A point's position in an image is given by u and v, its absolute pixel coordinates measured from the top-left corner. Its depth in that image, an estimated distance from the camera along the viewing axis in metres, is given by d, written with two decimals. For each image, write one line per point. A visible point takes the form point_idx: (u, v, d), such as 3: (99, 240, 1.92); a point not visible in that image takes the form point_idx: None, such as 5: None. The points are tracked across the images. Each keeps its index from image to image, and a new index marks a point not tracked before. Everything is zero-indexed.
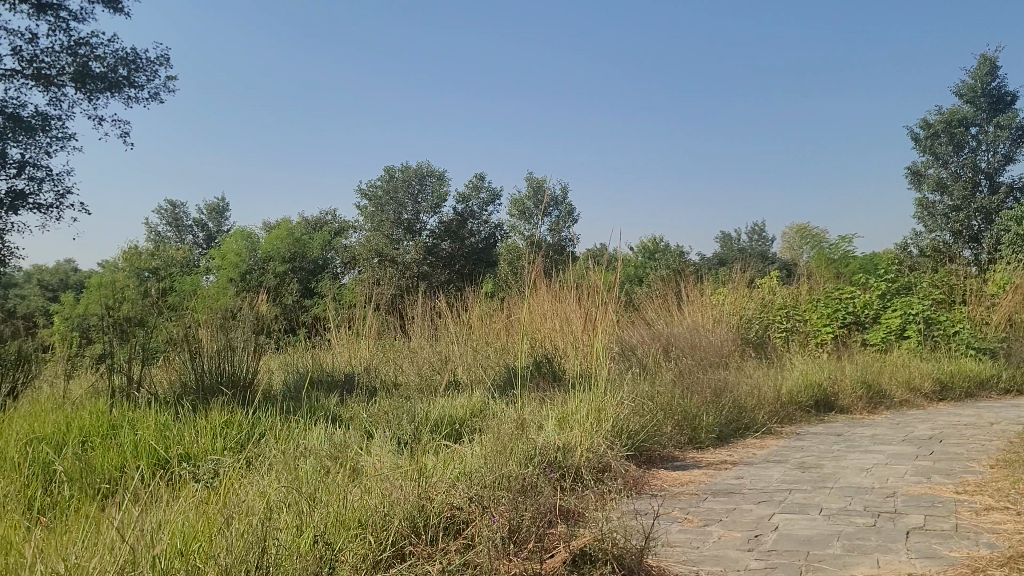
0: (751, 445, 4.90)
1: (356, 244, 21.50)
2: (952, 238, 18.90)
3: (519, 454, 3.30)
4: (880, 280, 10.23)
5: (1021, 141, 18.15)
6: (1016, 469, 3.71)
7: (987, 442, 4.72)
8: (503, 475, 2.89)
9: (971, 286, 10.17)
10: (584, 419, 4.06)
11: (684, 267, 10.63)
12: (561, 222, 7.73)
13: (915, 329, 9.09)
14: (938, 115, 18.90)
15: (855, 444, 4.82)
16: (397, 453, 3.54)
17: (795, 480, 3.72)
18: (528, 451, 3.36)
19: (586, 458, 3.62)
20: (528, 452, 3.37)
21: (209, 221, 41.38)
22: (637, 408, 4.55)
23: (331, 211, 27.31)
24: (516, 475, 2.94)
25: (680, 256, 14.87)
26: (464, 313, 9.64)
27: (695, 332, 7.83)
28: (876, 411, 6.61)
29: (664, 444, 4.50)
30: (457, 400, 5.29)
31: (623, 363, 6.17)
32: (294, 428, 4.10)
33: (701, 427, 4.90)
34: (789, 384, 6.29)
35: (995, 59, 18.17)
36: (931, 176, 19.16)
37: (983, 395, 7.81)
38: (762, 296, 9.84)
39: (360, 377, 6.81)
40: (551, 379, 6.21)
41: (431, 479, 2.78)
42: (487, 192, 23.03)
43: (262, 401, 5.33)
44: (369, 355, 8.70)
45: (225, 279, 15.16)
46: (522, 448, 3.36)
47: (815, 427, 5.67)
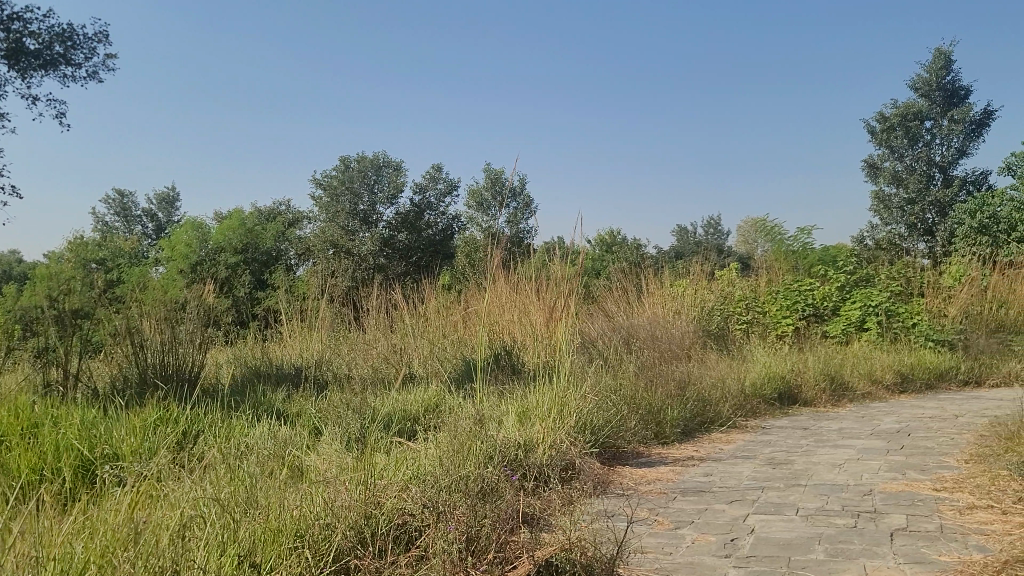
0: (717, 440, 4.74)
1: (310, 235, 21.08)
2: (906, 231, 19.19)
3: (476, 450, 3.09)
4: (839, 272, 10.18)
5: (974, 135, 18.37)
6: (993, 463, 3.58)
7: (957, 435, 4.61)
8: (460, 477, 2.67)
9: (930, 278, 10.16)
10: (546, 414, 3.85)
11: (643, 259, 10.49)
12: (519, 212, 7.52)
13: (875, 322, 9.02)
14: (893, 108, 19.04)
15: (823, 438, 4.69)
16: (345, 451, 3.31)
17: (767, 478, 3.55)
18: (485, 446, 3.16)
19: (548, 456, 3.42)
20: (486, 448, 3.17)
21: (158, 212, 40.43)
22: (602, 403, 4.36)
23: (286, 202, 26.83)
24: (474, 477, 2.72)
25: (639, 248, 14.76)
26: (421, 304, 9.39)
27: (657, 324, 7.67)
28: (839, 404, 6.51)
29: (629, 439, 4.32)
30: (411, 395, 5.05)
31: (585, 356, 5.97)
32: (235, 426, 3.84)
33: (666, 420, 4.73)
34: (753, 376, 6.16)
35: (950, 53, 18.36)
36: (886, 169, 19.33)
37: (943, 387, 7.77)
38: (723, 288, 9.73)
39: (312, 371, 6.54)
40: (509, 372, 5.97)
41: (380, 482, 2.56)
42: (444, 182, 22.76)
43: (207, 396, 5.04)
44: (321, 347, 8.41)
45: (174, 270, 14.69)
46: (480, 445, 3.16)
47: (781, 421, 5.53)
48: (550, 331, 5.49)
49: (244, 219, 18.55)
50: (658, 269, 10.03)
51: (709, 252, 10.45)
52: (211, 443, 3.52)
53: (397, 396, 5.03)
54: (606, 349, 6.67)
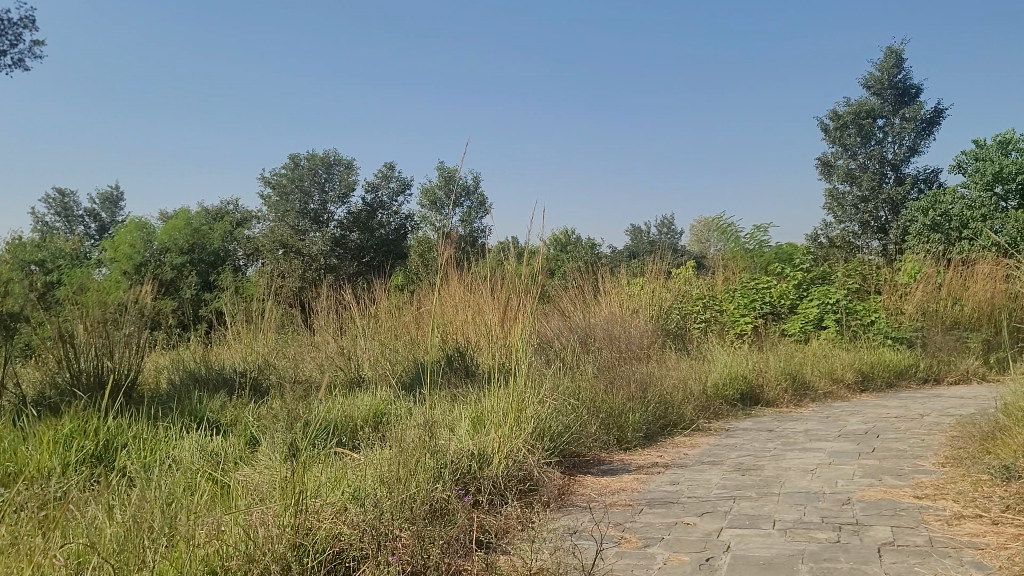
0: (681, 444, 4.52)
1: (259, 235, 20.53)
2: (860, 229, 19.33)
3: (422, 460, 2.84)
4: (796, 270, 10.07)
5: (926, 133, 18.54)
6: (972, 467, 3.41)
7: (926, 435, 4.45)
8: (406, 498, 2.41)
9: (886, 275, 10.12)
10: (502, 420, 3.58)
11: (600, 257, 10.28)
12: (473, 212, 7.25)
13: (833, 319, 8.93)
14: (846, 106, 19.15)
15: (790, 440, 4.49)
16: (280, 465, 3.04)
17: (737, 486, 3.33)
18: (434, 455, 2.91)
19: (504, 468, 3.17)
20: (435, 457, 2.92)
21: (101, 211, 39.30)
22: (560, 407, 4.12)
23: (233, 200, 26.19)
24: (421, 497, 2.46)
25: (595, 247, 14.56)
26: (373, 305, 9.06)
27: (615, 323, 7.46)
28: (802, 405, 6.34)
29: (589, 445, 4.08)
30: (358, 401, 4.76)
31: (541, 358, 5.73)
32: (165, 440, 3.52)
33: (628, 425, 4.48)
34: (715, 376, 5.96)
35: (901, 52, 18.53)
36: (840, 167, 19.44)
37: (903, 386, 7.67)
38: (680, 286, 9.53)
39: (256, 376, 6.21)
40: (460, 374, 5.72)
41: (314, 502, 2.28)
42: (396, 181, 22.34)
43: (139, 404, 4.70)
44: (268, 349, 8.05)
45: (116, 272, 14.14)
46: (428, 454, 2.90)
47: (744, 423, 5.34)
48: (503, 331, 5.25)
49: (189, 219, 17.97)
50: (614, 268, 9.83)
51: (666, 249, 10.26)
52: (134, 457, 3.21)
53: (343, 403, 4.75)
54: (562, 350, 6.43)
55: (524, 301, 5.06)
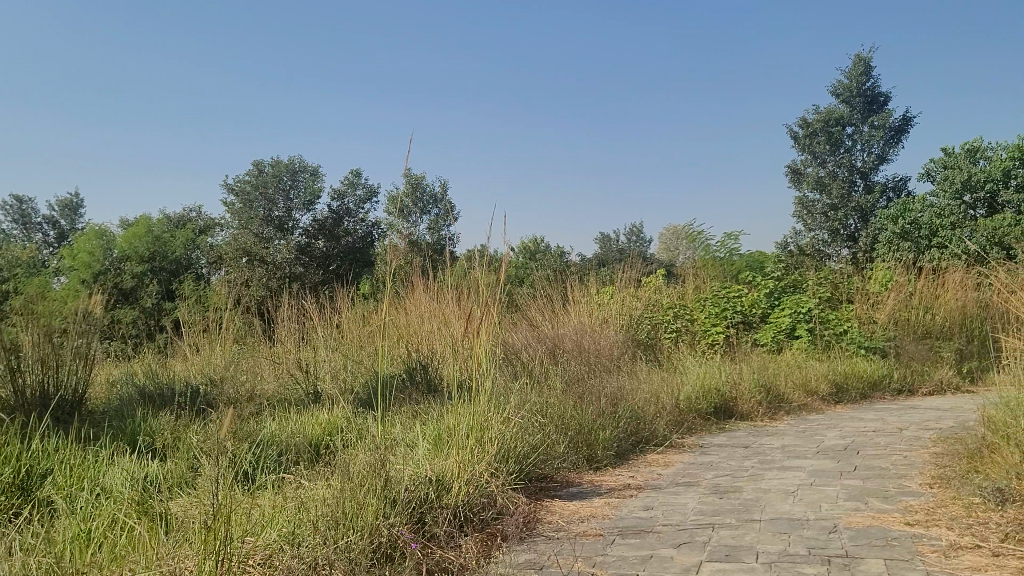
0: (654, 463, 4.29)
1: (222, 243, 20.08)
2: (829, 237, 19.35)
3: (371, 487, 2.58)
4: (767, 278, 9.89)
5: (894, 141, 18.62)
6: (961, 488, 3.22)
7: (907, 452, 4.27)
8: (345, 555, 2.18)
9: (858, 284, 10.01)
10: (463, 441, 3.33)
11: (569, 266, 10.05)
12: (441, 222, 6.99)
13: (806, 329, 8.79)
14: (816, 113, 19.16)
15: (767, 458, 4.28)
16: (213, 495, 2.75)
17: (715, 512, 3.11)
18: (387, 480, 2.65)
19: (465, 495, 2.92)
20: (388, 483, 2.66)
21: (61, 218, 38.49)
22: (526, 427, 3.88)
23: (196, 207, 25.66)
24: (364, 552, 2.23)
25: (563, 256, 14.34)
26: (335, 316, 8.76)
27: (584, 333, 7.23)
28: (777, 418, 6.15)
29: (557, 464, 3.85)
30: (313, 419, 4.49)
31: (506, 371, 5.48)
32: (97, 466, 3.23)
33: (597, 442, 4.25)
34: (688, 390, 5.74)
35: (869, 60, 18.59)
36: (809, 175, 19.44)
37: (877, 397, 7.53)
38: (650, 296, 9.32)
39: (208, 389, 5.90)
40: (419, 389, 5.46)
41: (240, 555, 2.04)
42: (363, 188, 21.99)
43: (78, 424, 4.37)
44: (225, 360, 7.72)
45: (75, 281, 13.68)
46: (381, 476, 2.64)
47: (719, 438, 5.13)
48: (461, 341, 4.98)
49: (150, 226, 17.49)
50: (584, 277, 9.63)
51: (636, 257, 10.05)
52: (58, 486, 2.93)
53: (297, 421, 4.47)
54: (528, 363, 6.18)
55: (488, 311, 4.80)
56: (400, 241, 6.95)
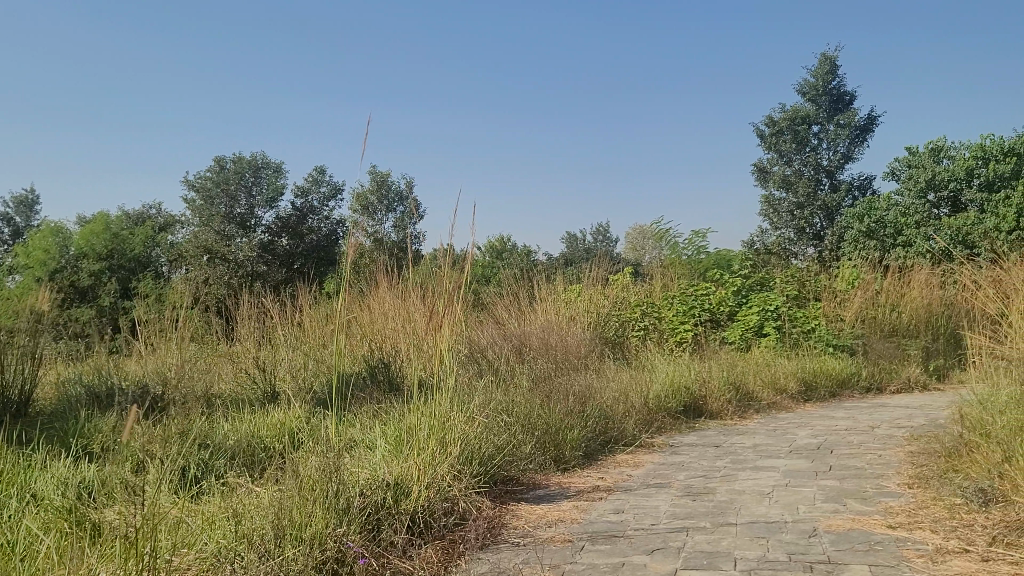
0: (623, 464, 4.14)
1: (182, 240, 19.67)
2: (795, 236, 19.44)
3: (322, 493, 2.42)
4: (735, 276, 9.81)
5: (859, 140, 18.74)
6: (941, 489, 3.11)
7: (882, 451, 4.17)
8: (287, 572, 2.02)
9: (825, 282, 9.96)
10: (426, 441, 3.16)
11: (536, 263, 9.90)
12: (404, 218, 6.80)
13: (773, 327, 8.70)
14: (782, 113, 19.21)
15: (739, 458, 4.16)
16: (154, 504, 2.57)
17: (688, 515, 2.97)
18: (340, 486, 2.49)
19: (425, 499, 2.76)
20: (342, 488, 2.50)
21: (17, 216, 37.68)
22: (491, 426, 3.72)
23: (156, 204, 25.14)
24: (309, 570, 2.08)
25: (529, 254, 14.19)
26: (296, 314, 8.52)
27: (551, 331, 7.09)
28: (746, 417, 6.04)
29: (524, 466, 3.69)
30: (269, 420, 4.30)
31: (470, 370, 5.32)
32: (31, 470, 3.01)
33: (565, 443, 4.10)
34: (657, 388, 5.61)
35: (835, 59, 18.68)
36: (775, 174, 19.49)
37: (846, 395, 7.46)
38: (618, 293, 9.19)
39: (162, 388, 5.67)
40: (380, 389, 5.27)
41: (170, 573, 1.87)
42: (328, 185, 21.68)
43: (18, 426, 4.14)
44: (182, 358, 7.46)
45: (30, 279, 13.25)
46: (331, 479, 2.48)
47: (689, 438, 5.00)
48: (423, 338, 4.80)
49: (108, 223, 17.07)
50: (551, 275, 9.50)
51: (603, 255, 9.92)
52: None
53: (252, 421, 4.27)
54: (493, 361, 6.02)
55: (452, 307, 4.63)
56: (363, 237, 6.75)
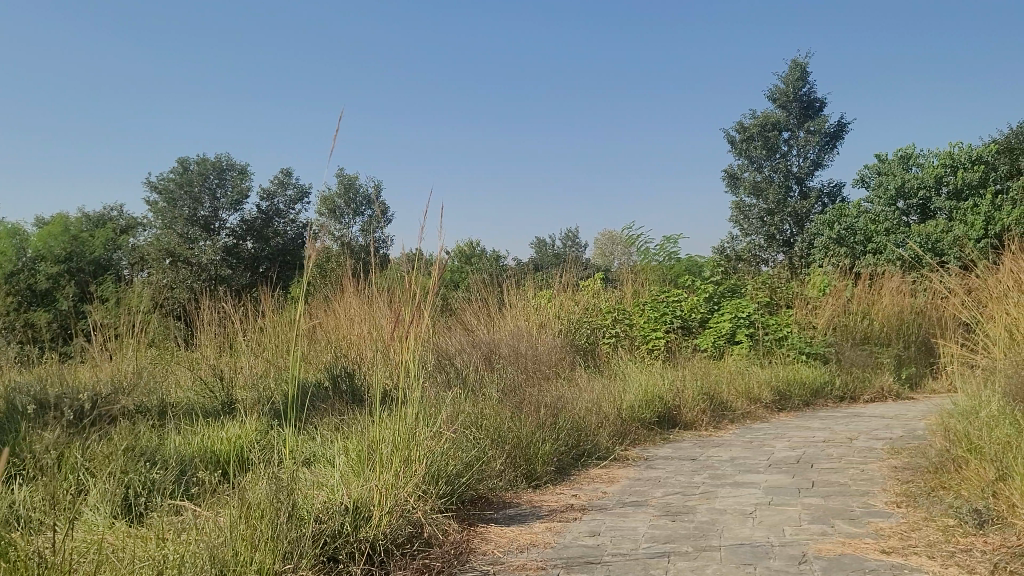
0: (596, 479, 3.96)
1: (144, 242, 19.22)
2: (765, 242, 19.48)
3: (267, 521, 2.24)
4: (705, 281, 9.67)
5: (828, 147, 18.81)
6: (931, 508, 2.96)
7: (865, 466, 4.03)
8: None
9: (797, 288, 9.88)
10: (391, 455, 2.97)
11: (506, 269, 9.72)
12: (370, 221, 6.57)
13: (746, 334, 8.58)
14: (753, 119, 19.22)
15: (717, 473, 4.00)
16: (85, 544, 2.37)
17: (668, 538, 2.79)
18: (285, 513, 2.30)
19: (387, 524, 2.57)
20: (288, 516, 2.31)
21: None
22: (458, 440, 3.53)
23: (118, 206, 24.64)
24: None
25: (499, 259, 14.01)
26: (258, 319, 8.25)
27: (520, 339, 6.88)
28: (721, 427, 5.88)
29: (494, 483, 3.50)
30: (225, 433, 4.07)
31: (437, 380, 5.13)
32: None
33: (537, 457, 3.91)
34: (631, 398, 5.43)
35: (805, 66, 18.71)
36: (746, 179, 19.49)
37: (819, 404, 7.35)
38: (588, 299, 9.02)
39: (113, 395, 5.41)
40: (339, 399, 5.03)
41: None
42: (294, 188, 21.34)
43: None
44: (137, 363, 7.17)
45: None
46: (280, 503, 2.30)
47: (664, 450, 4.83)
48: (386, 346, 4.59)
49: (68, 225, 16.61)
50: (521, 281, 9.32)
51: (574, 261, 9.76)
52: None
53: (206, 436, 4.06)
54: (460, 370, 5.81)
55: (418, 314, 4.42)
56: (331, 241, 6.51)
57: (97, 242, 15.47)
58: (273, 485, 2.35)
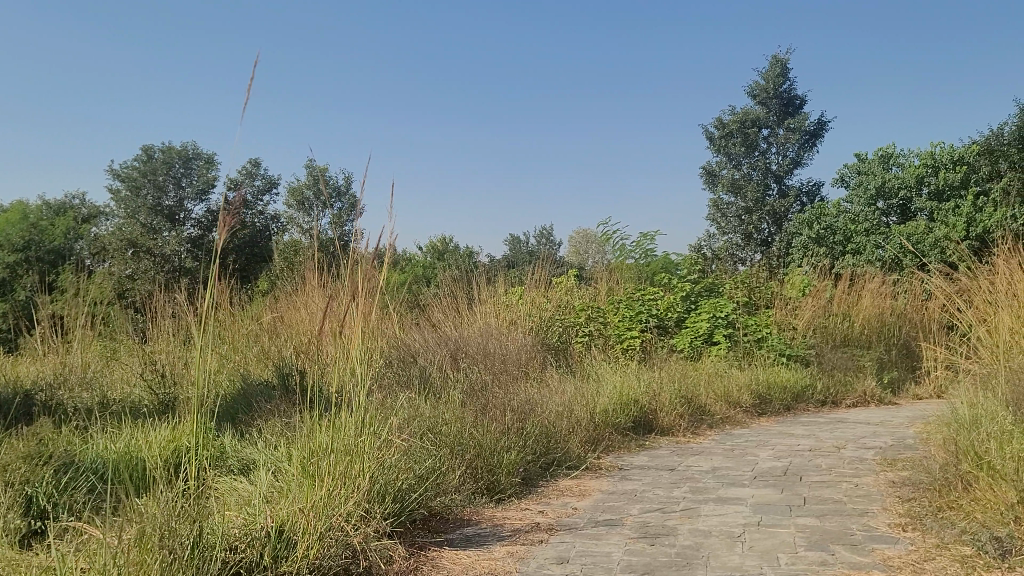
0: (566, 493, 3.58)
1: (105, 232, 18.53)
2: (742, 241, 19.27)
3: (159, 547, 1.89)
4: (682, 279, 9.30)
5: (808, 145, 18.63)
6: (943, 533, 2.63)
7: (858, 480, 3.70)
8: None
9: (776, 289, 9.55)
10: (337, 463, 2.59)
11: (477, 265, 9.30)
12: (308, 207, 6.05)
13: (724, 335, 8.24)
14: (732, 115, 19.00)
15: (699, 486, 3.64)
16: None
17: (648, 567, 2.43)
18: (181, 547, 1.94)
19: (316, 555, 2.22)
20: (185, 551, 1.95)
21: None
22: (409, 450, 3.14)
23: (80, 195, 23.85)
24: None
25: (471, 255, 13.56)
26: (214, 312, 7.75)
27: (489, 337, 6.51)
28: (699, 433, 5.55)
29: (449, 498, 3.12)
30: (153, 436, 3.65)
31: (396, 388, 4.75)
32: None
33: (501, 468, 3.53)
34: (604, 402, 5.06)
35: (786, 62, 18.48)
36: (723, 177, 19.26)
37: (801, 409, 7.05)
38: (561, 297, 8.64)
39: (41, 390, 4.98)
40: (280, 400, 4.65)
41: None
42: (262, 179, 20.76)
43: None
44: (80, 357, 6.67)
45: None
46: (179, 524, 1.96)
47: (639, 459, 4.47)
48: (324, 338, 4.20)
49: (26, 213, 15.92)
50: (492, 277, 8.96)
51: (547, 256, 9.37)
52: None
53: (134, 435, 3.70)
54: (422, 371, 5.42)
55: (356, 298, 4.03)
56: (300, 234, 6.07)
57: (56, 231, 14.83)
58: (175, 498, 2.01)
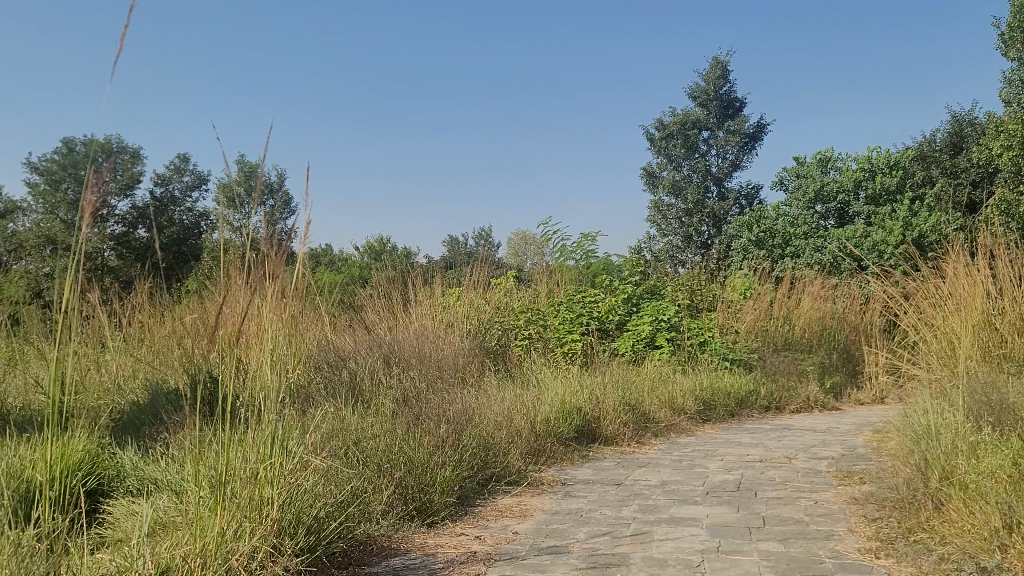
0: (505, 513, 3.26)
1: (20, 228, 17.52)
2: (682, 243, 19.22)
3: None
4: (622, 280, 9.03)
5: (747, 147, 18.72)
6: (921, 562, 2.40)
7: (817, 496, 3.47)
8: None
9: (717, 291, 9.36)
10: (241, 490, 2.25)
11: (415, 265, 8.92)
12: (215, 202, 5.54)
13: (666, 338, 8.05)
14: (672, 116, 18.97)
15: (648, 505, 3.36)
16: None
17: None
18: None
19: None
20: None
21: None
22: (328, 472, 2.81)
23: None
24: None
25: (409, 255, 13.15)
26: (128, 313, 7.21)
27: (425, 340, 6.18)
28: (645, 442, 5.29)
29: (373, 525, 2.79)
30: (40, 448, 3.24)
31: (322, 401, 4.38)
32: None
33: (434, 487, 3.20)
34: (546, 410, 4.77)
35: (726, 64, 18.55)
36: (664, 178, 19.22)
37: (745, 415, 6.88)
38: (500, 299, 8.32)
39: None
40: (189, 416, 4.25)
41: None
42: (191, 175, 19.96)
43: None
44: None
45: None
46: None
47: (584, 473, 4.18)
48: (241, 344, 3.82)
49: None
50: (428, 277, 8.61)
51: (486, 257, 9.05)
52: None
53: (16, 446, 3.33)
54: (351, 377, 5.05)
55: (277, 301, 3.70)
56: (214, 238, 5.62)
57: None
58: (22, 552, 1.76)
